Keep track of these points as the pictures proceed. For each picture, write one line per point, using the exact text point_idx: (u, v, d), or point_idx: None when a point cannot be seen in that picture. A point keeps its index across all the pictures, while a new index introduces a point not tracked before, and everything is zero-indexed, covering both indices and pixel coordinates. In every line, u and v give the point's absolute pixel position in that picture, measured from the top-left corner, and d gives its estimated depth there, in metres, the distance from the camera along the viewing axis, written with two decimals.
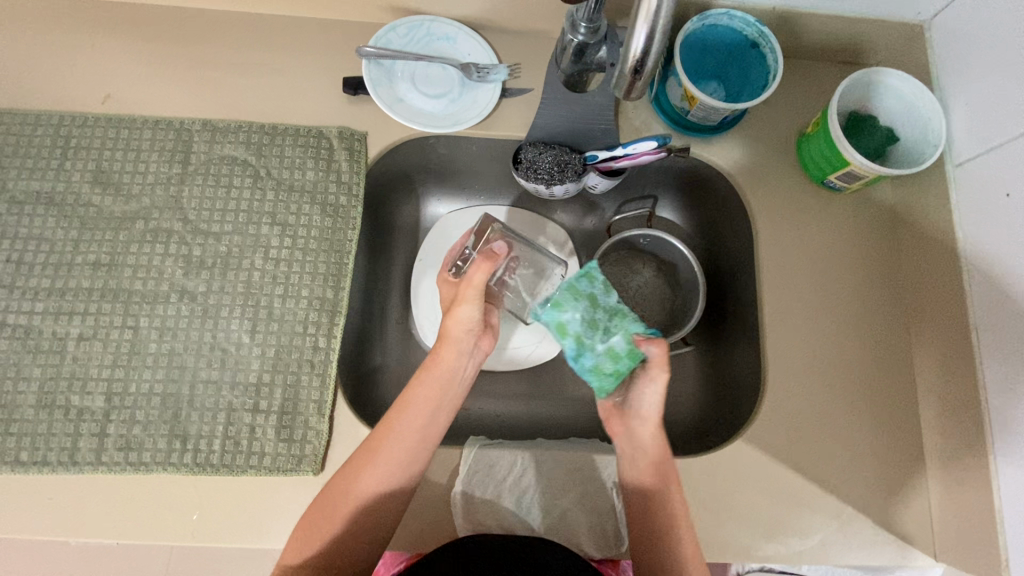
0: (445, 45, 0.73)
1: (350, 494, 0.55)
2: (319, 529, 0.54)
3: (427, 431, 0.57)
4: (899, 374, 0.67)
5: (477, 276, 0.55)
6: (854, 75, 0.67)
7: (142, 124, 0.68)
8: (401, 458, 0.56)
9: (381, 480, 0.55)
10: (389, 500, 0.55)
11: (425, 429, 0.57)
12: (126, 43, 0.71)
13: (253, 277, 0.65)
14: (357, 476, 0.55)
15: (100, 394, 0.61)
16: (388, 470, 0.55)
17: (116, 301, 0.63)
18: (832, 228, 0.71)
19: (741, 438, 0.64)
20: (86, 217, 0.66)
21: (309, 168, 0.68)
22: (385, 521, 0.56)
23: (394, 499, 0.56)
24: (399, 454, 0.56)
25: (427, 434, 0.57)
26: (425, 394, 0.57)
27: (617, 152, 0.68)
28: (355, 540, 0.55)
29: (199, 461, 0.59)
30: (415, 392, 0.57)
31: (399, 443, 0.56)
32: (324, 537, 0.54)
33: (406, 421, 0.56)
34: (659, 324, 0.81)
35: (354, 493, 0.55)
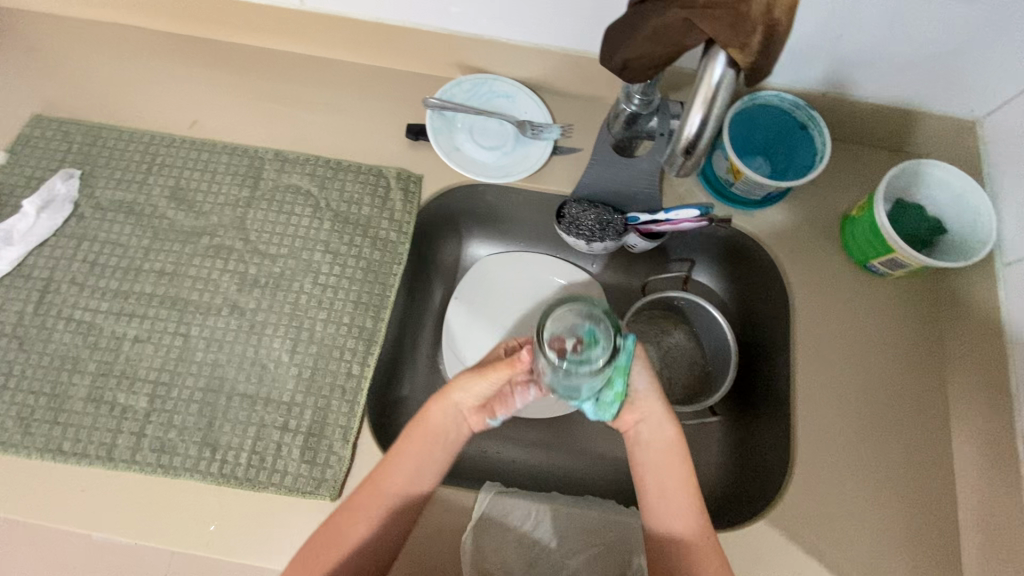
0: (504, 102, 0.77)
1: (350, 511, 0.55)
2: (335, 532, 0.55)
3: (440, 451, 0.58)
4: (937, 474, 0.65)
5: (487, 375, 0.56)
6: (903, 165, 0.67)
7: (221, 149, 0.75)
8: (402, 475, 0.56)
9: (394, 490, 0.56)
10: (387, 519, 0.55)
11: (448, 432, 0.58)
12: (220, 77, 0.78)
13: (300, 300, 0.68)
14: (379, 480, 0.56)
15: (144, 394, 0.64)
16: (404, 478, 0.56)
17: (173, 309, 0.68)
18: (872, 312, 0.71)
19: (764, 520, 0.62)
20: (159, 229, 0.71)
21: (365, 204, 0.72)
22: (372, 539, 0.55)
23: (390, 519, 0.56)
24: (402, 469, 0.57)
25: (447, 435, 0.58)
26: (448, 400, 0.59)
27: (659, 216, 0.70)
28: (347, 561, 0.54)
29: (225, 471, 0.62)
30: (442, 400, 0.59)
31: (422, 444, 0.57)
32: (324, 549, 0.54)
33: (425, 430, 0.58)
34: (688, 387, 0.81)
35: (376, 495, 0.56)
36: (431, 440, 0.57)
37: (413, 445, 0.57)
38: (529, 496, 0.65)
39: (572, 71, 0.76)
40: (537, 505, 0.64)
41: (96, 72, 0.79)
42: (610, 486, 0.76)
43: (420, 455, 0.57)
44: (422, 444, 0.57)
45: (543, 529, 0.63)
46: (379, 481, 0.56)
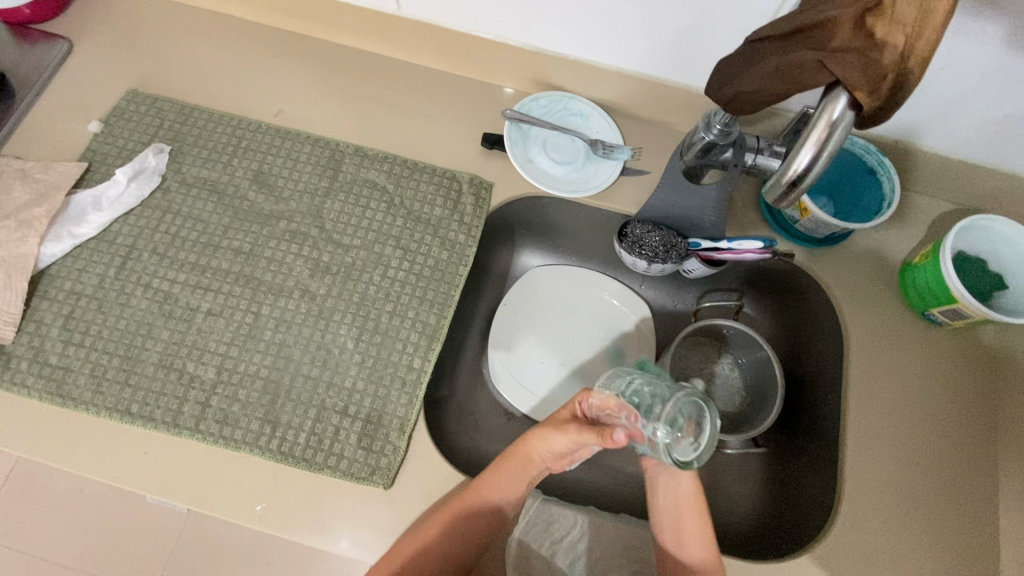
0: (578, 121, 0.80)
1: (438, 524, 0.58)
2: (439, 523, 0.58)
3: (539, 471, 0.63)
4: (986, 528, 0.64)
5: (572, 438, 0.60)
6: (970, 219, 0.68)
7: (304, 139, 0.78)
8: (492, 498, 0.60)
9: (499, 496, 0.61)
10: (474, 537, 0.59)
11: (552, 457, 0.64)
12: (310, 71, 0.82)
13: (369, 290, 0.70)
14: (486, 485, 0.60)
15: (213, 366, 0.66)
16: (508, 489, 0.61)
17: (246, 286, 0.70)
18: (927, 360, 0.71)
19: (808, 555, 0.62)
20: (239, 209, 0.74)
21: (437, 204, 0.75)
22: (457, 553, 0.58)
23: (478, 536, 0.59)
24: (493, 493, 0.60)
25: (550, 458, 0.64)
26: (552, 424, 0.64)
27: (721, 245, 0.72)
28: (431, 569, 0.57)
29: (284, 449, 0.63)
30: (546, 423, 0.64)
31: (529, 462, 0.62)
32: (410, 552, 0.57)
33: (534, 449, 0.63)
34: (731, 417, 0.81)
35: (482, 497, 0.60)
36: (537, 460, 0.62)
37: (506, 471, 0.62)
38: (574, 506, 0.65)
39: (647, 97, 0.78)
40: (581, 515, 0.64)
41: (192, 55, 0.83)
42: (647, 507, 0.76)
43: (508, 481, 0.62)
44: (516, 472, 0.61)
45: (586, 542, 0.63)
46: (467, 501, 0.59)
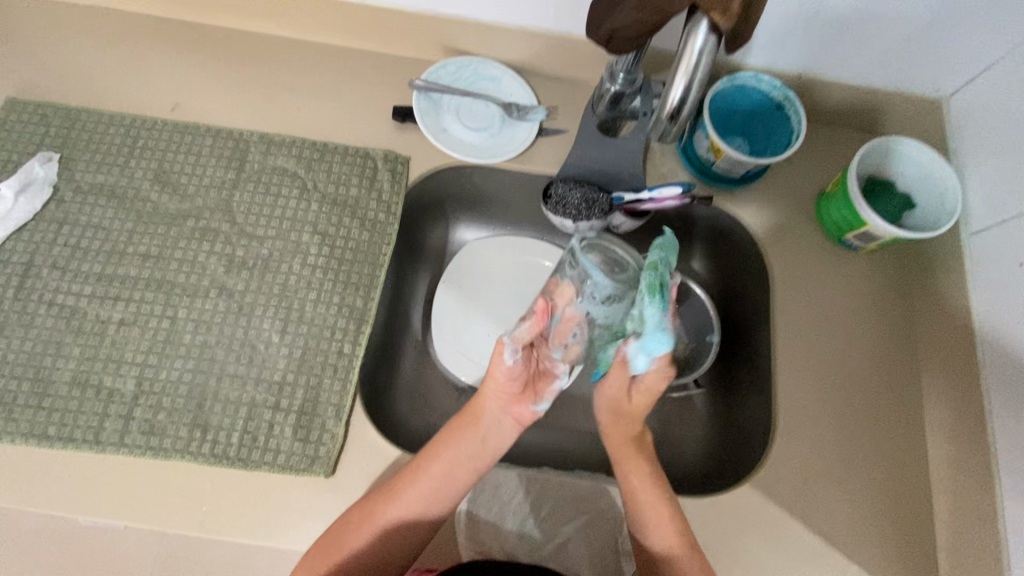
0: (489, 85, 0.78)
1: (393, 501, 0.58)
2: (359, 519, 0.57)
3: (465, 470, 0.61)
4: (911, 434, 0.68)
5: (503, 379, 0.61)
6: (873, 143, 0.70)
7: (204, 132, 0.74)
8: (432, 487, 0.59)
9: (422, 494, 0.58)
10: (424, 514, 0.58)
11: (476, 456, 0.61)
12: (203, 59, 0.78)
13: (289, 281, 0.68)
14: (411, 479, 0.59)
15: (132, 377, 0.64)
16: (432, 486, 0.59)
17: (159, 291, 0.67)
18: (848, 284, 0.74)
19: (750, 484, 0.65)
20: (142, 212, 0.70)
21: (353, 185, 0.73)
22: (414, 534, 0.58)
23: (430, 513, 0.59)
24: (433, 480, 0.59)
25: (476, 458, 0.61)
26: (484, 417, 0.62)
27: (643, 195, 0.72)
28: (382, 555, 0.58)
29: (217, 452, 0.61)
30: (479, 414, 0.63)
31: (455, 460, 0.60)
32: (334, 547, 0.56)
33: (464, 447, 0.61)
34: (673, 363, 0.83)
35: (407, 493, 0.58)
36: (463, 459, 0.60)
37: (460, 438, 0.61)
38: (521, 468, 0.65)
39: (555, 53, 0.77)
40: (528, 476, 0.64)
41: (71, 54, 0.77)
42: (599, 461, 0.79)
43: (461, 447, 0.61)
44: (445, 467, 0.59)
45: (534, 501, 0.63)
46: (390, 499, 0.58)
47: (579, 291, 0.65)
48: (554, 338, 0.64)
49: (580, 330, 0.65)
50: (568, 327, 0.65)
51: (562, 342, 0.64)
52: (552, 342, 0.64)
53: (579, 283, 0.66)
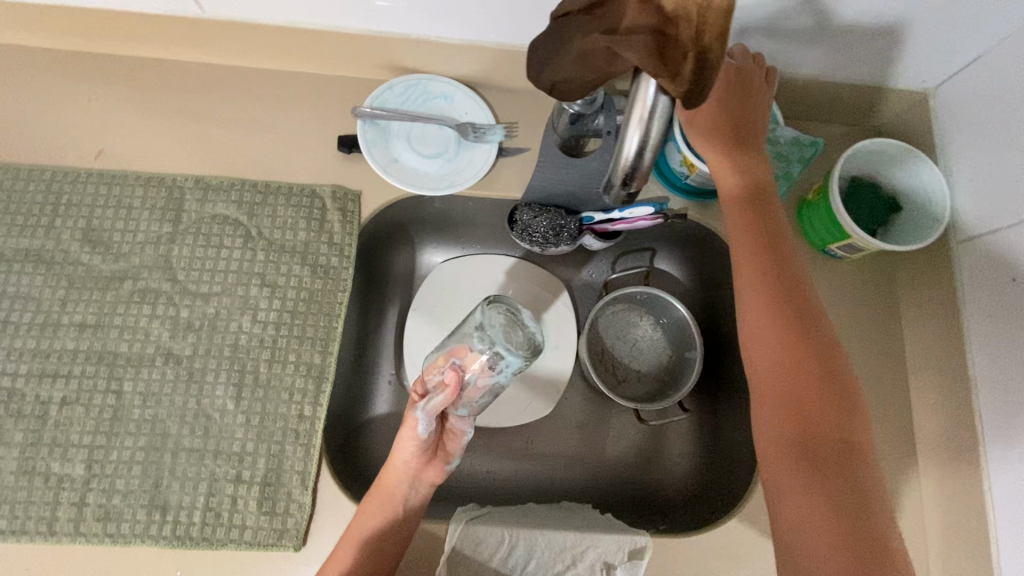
0: (442, 104, 0.71)
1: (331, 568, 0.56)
2: None
3: (388, 523, 0.58)
4: (902, 449, 0.66)
5: (405, 446, 0.59)
6: (856, 145, 0.65)
7: (134, 181, 0.68)
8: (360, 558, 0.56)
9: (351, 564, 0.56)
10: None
11: (392, 511, 0.58)
12: (125, 98, 0.71)
13: (240, 341, 0.64)
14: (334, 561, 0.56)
15: (79, 461, 0.59)
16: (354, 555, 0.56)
17: (101, 364, 0.62)
18: (833, 293, 0.71)
19: (737, 517, 0.63)
20: (74, 276, 0.65)
21: (301, 229, 0.67)
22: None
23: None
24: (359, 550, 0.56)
25: (393, 508, 0.58)
26: (389, 477, 0.59)
27: (614, 216, 0.69)
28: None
29: (179, 533, 0.58)
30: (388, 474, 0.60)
31: (369, 519, 0.57)
32: None
33: (373, 508, 0.58)
34: (658, 380, 0.81)
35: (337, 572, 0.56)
36: (377, 516, 0.57)
37: (367, 511, 0.58)
38: (501, 522, 0.63)
39: (508, 66, 0.70)
40: (509, 529, 0.62)
41: None
42: (588, 488, 0.78)
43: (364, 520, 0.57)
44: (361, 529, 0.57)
45: (518, 555, 0.61)
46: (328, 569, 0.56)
47: (490, 366, 0.57)
48: (464, 401, 0.59)
49: (485, 395, 0.59)
50: (475, 393, 0.58)
51: (471, 404, 0.59)
52: (462, 406, 0.59)
53: (491, 359, 0.57)
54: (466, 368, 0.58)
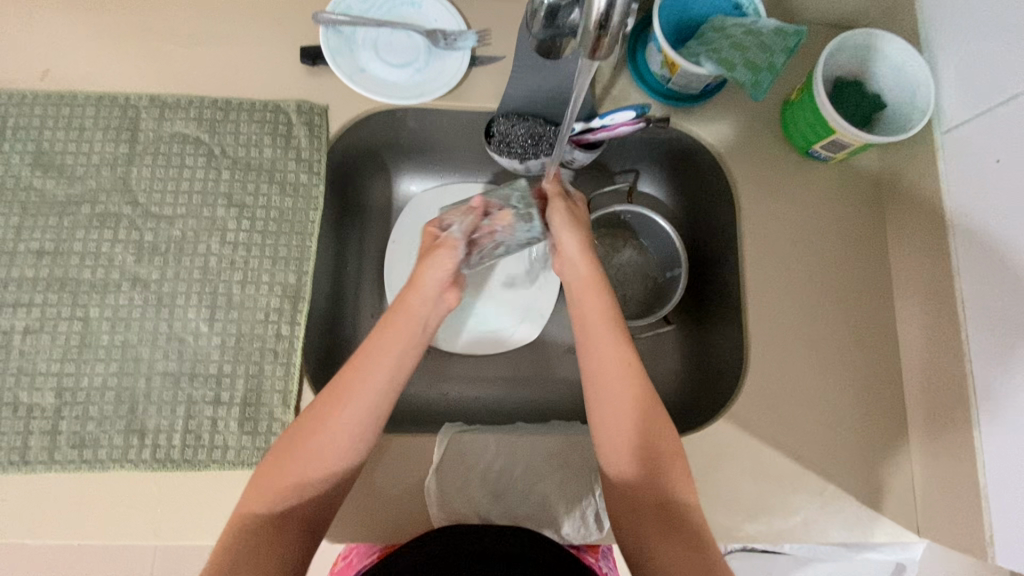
0: (409, 11, 0.68)
1: (295, 460, 0.50)
2: (260, 494, 0.49)
3: (369, 416, 0.52)
4: (885, 347, 0.66)
5: (432, 267, 0.59)
6: (842, 36, 0.63)
7: (83, 100, 0.64)
8: (320, 453, 0.50)
9: (314, 456, 0.50)
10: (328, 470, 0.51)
11: (386, 390, 0.53)
12: (66, 12, 0.66)
13: (209, 263, 0.61)
14: (296, 456, 0.50)
15: (50, 389, 0.57)
16: (315, 454, 0.50)
17: (63, 291, 0.59)
18: (819, 195, 0.69)
19: (724, 419, 0.63)
20: (27, 202, 0.61)
21: (266, 146, 0.64)
22: (338, 477, 0.51)
23: (334, 464, 0.51)
24: (326, 440, 0.51)
25: (382, 395, 0.53)
26: (382, 352, 0.54)
27: (594, 123, 0.66)
28: (301, 492, 0.50)
29: (159, 456, 0.57)
30: (367, 364, 0.53)
31: (338, 421, 0.51)
32: (223, 550, 0.47)
33: (358, 387, 0.52)
34: (643, 303, 0.80)
35: (292, 470, 0.50)
36: (355, 416, 0.51)
37: (383, 366, 0.53)
38: (489, 432, 0.62)
39: None
40: (499, 438, 0.62)
41: None
42: (576, 408, 0.77)
43: (380, 381, 0.53)
44: (343, 399, 0.52)
45: (508, 463, 0.61)
46: (265, 483, 0.50)
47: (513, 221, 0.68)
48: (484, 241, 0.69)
49: (495, 245, 0.71)
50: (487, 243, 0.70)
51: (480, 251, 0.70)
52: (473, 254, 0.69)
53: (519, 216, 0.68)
54: (494, 223, 0.68)
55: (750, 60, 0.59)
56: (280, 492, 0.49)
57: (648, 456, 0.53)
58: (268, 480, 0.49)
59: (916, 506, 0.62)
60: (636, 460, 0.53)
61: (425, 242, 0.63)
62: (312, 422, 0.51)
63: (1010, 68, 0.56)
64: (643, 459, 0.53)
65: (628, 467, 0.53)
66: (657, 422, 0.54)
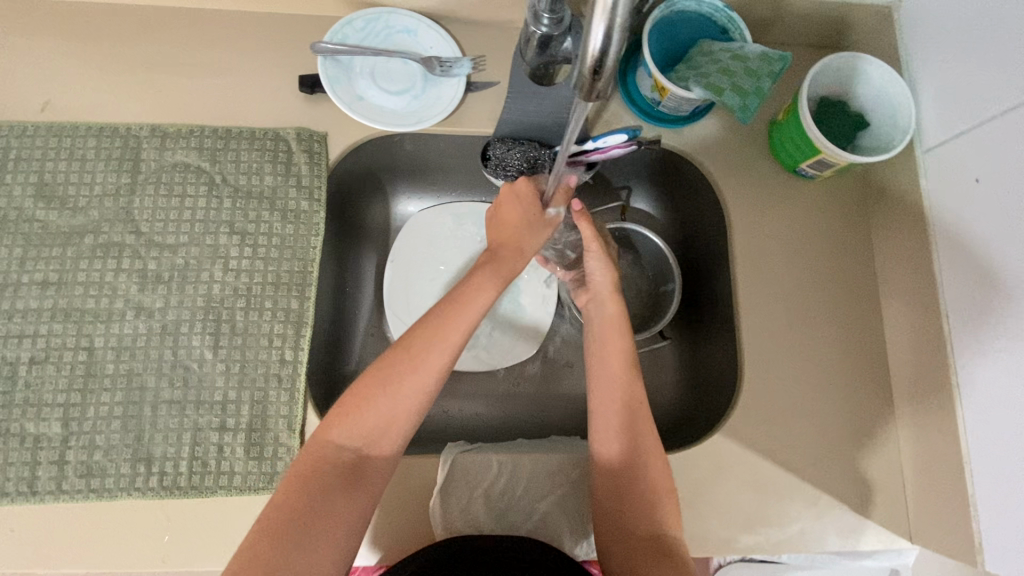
0: (405, 39, 0.69)
1: (383, 399, 0.52)
2: (345, 425, 0.51)
3: (452, 366, 0.54)
4: (875, 359, 0.68)
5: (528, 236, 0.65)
6: (825, 59, 0.65)
7: (85, 131, 0.64)
8: (409, 395, 0.52)
9: (402, 398, 0.52)
10: (415, 415, 0.53)
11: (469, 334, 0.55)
12: (65, 44, 0.66)
13: (213, 290, 0.62)
14: (385, 395, 0.52)
15: (56, 419, 0.58)
16: (403, 397, 0.52)
17: (68, 321, 0.60)
18: (807, 212, 0.71)
19: (720, 433, 0.64)
20: (30, 234, 0.62)
21: (267, 173, 0.65)
22: (417, 420, 0.53)
23: (420, 411, 0.53)
24: (415, 387, 0.52)
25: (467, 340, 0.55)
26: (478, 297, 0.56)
27: (588, 146, 0.68)
28: (384, 432, 0.52)
29: (166, 484, 0.57)
30: (461, 309, 0.55)
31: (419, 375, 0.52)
32: (300, 475, 0.50)
33: (449, 335, 0.54)
34: (639, 317, 0.81)
35: (383, 410, 0.52)
36: (440, 365, 0.53)
37: (468, 311, 0.55)
38: (491, 451, 0.64)
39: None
40: (501, 458, 0.63)
41: None
42: (575, 423, 0.79)
43: (466, 322, 0.55)
44: (433, 351, 0.53)
45: (510, 482, 0.62)
46: (345, 426, 0.51)
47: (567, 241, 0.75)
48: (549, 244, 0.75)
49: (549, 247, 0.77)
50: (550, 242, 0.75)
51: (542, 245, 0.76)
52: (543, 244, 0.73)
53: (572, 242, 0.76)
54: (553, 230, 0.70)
55: (738, 85, 0.61)
56: (364, 428, 0.51)
57: (629, 477, 0.56)
58: (354, 415, 0.51)
59: (908, 514, 0.64)
60: (623, 478, 0.56)
61: (524, 193, 0.66)
62: (399, 375, 0.52)
63: (986, 92, 0.58)
64: (622, 477, 0.56)
65: (611, 483, 0.57)
66: (649, 454, 0.56)
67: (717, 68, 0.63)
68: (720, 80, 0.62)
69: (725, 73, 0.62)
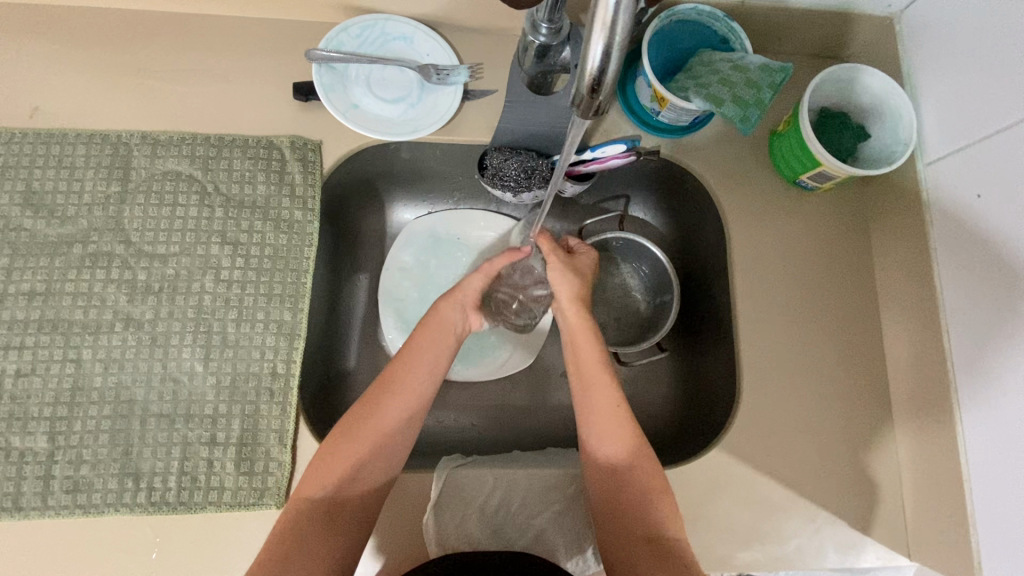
0: (401, 46, 0.68)
1: (352, 442, 0.55)
2: (318, 476, 0.54)
3: (417, 406, 0.60)
4: (874, 373, 0.67)
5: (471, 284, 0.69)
6: (827, 70, 0.64)
7: (74, 138, 0.63)
8: (376, 436, 0.56)
9: (369, 440, 0.56)
10: (384, 457, 0.56)
11: (428, 376, 0.61)
12: (55, 49, 0.65)
13: (204, 301, 0.61)
14: (354, 436, 0.56)
15: (42, 433, 0.57)
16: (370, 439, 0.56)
17: (55, 333, 0.59)
18: (807, 224, 0.70)
19: (717, 448, 0.64)
20: (18, 243, 0.61)
21: (260, 182, 0.64)
22: (385, 465, 0.57)
23: (390, 452, 0.57)
24: (382, 424, 0.57)
25: (425, 383, 0.61)
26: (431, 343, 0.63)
27: (585, 156, 0.67)
28: (357, 476, 0.54)
29: (154, 500, 0.56)
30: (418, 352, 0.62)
31: (385, 415, 0.58)
32: (280, 539, 0.50)
33: (409, 377, 0.60)
34: (637, 327, 0.81)
35: (352, 451, 0.55)
36: (401, 406, 0.59)
37: (429, 350, 0.62)
38: (487, 465, 0.63)
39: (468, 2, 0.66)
40: (496, 473, 0.62)
41: None
42: (571, 435, 0.78)
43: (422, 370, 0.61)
44: (397, 391, 0.59)
45: (505, 497, 0.61)
46: (322, 475, 0.54)
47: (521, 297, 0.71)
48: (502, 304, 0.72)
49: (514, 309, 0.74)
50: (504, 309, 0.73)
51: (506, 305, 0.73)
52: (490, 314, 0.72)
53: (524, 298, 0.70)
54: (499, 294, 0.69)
55: (737, 95, 0.60)
56: (336, 475, 0.54)
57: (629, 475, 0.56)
58: (330, 463, 0.54)
59: (908, 531, 0.63)
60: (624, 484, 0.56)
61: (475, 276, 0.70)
62: (365, 419, 0.57)
63: (987, 105, 0.58)
64: (623, 477, 0.56)
65: (610, 485, 0.57)
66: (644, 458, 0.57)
67: (718, 78, 0.62)
68: (720, 91, 0.61)
69: (726, 84, 0.61)
